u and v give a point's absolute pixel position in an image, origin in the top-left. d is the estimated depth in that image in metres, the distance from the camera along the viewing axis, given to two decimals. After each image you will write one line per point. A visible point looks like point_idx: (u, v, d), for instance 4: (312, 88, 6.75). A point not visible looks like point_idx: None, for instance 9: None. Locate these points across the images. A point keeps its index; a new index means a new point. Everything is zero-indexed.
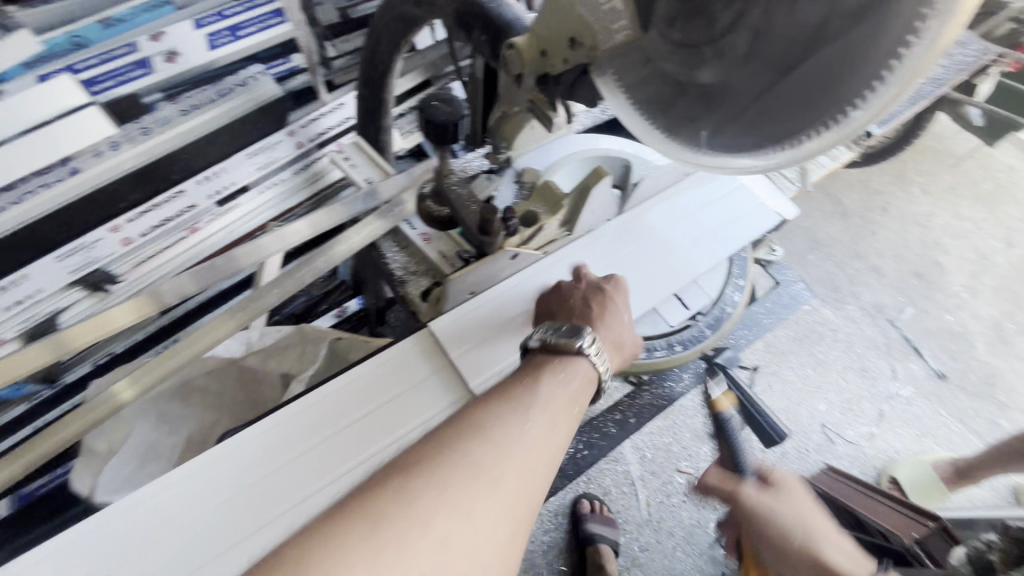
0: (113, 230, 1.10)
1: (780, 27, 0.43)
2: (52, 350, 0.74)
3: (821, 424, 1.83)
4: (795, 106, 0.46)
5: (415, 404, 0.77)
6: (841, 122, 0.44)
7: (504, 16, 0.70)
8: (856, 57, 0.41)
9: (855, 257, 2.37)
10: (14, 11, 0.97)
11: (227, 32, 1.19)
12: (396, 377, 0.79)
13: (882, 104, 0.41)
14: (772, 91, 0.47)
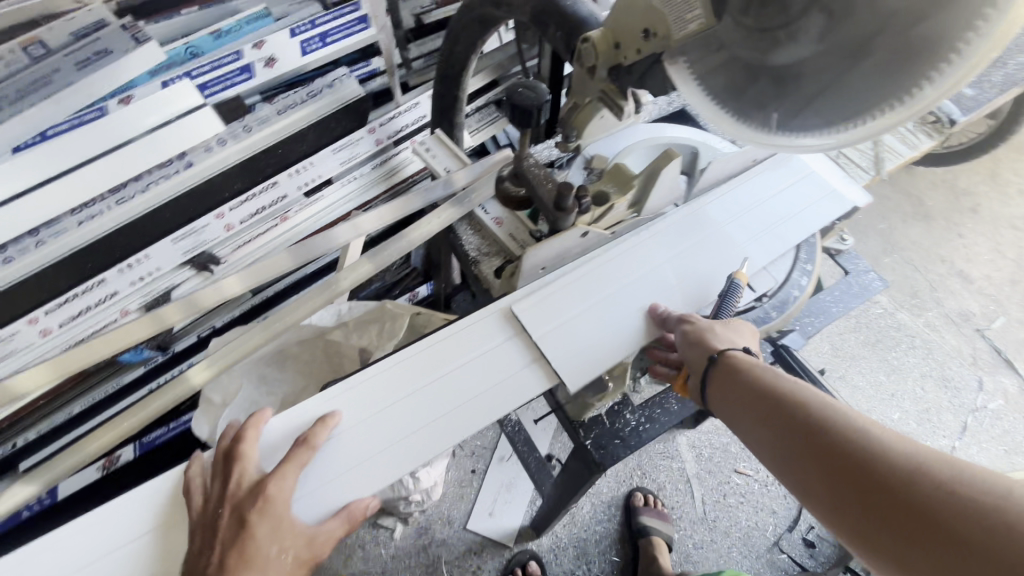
0: (218, 217, 1.25)
1: (854, 8, 0.46)
2: (187, 309, 0.89)
3: (893, 433, 1.74)
4: (869, 85, 0.49)
5: (494, 372, 0.77)
6: (915, 97, 0.47)
7: (578, 13, 0.75)
8: (929, 33, 0.44)
9: (938, 261, 2.22)
10: (143, 27, 1.21)
11: (317, 40, 1.33)
12: (470, 345, 0.78)
13: (958, 77, 0.44)
14: (845, 71, 0.50)
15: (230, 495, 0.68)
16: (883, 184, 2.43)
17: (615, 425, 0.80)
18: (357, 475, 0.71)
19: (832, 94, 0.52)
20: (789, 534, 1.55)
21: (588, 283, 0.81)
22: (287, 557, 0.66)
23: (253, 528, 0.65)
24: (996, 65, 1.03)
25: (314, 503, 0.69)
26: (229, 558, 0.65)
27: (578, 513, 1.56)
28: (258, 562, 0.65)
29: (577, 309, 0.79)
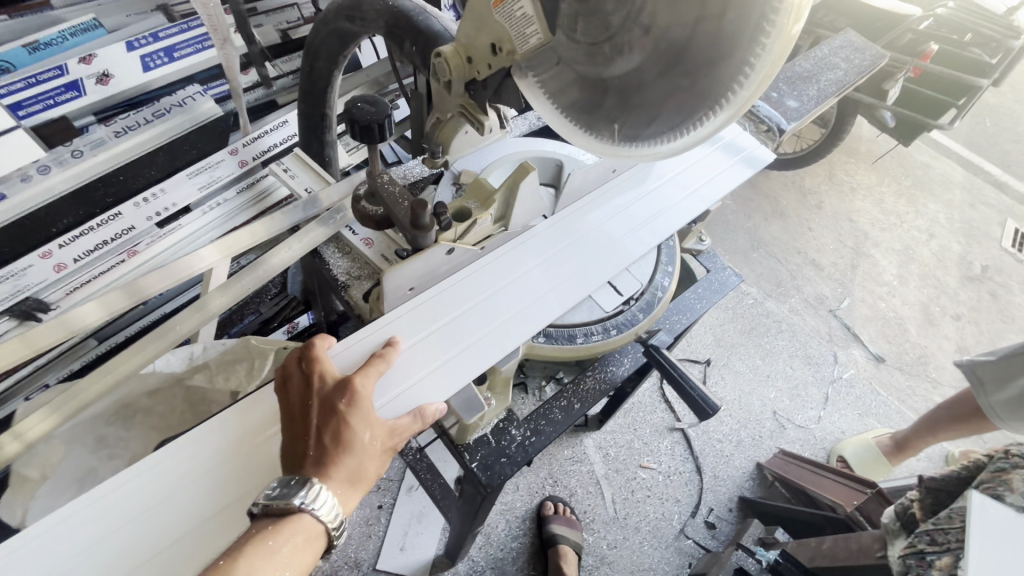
0: (43, 256, 1.04)
1: (664, 20, 0.48)
2: None
3: (772, 411, 1.92)
4: (690, 95, 0.51)
5: (499, 303, 0.77)
6: (726, 105, 0.48)
7: (432, 28, 0.74)
8: (728, 41, 0.45)
9: (795, 253, 2.51)
10: None
11: (162, 53, 1.22)
12: (472, 284, 0.77)
13: (756, 85, 0.45)
14: (667, 81, 0.52)
15: (316, 389, 0.64)
16: (746, 188, 2.73)
17: (501, 443, 0.76)
18: (415, 391, 0.69)
19: (663, 105, 0.54)
20: (692, 520, 1.64)
21: (471, 293, 0.77)
22: (376, 451, 0.62)
23: (347, 416, 0.61)
24: (812, 81, 1.18)
25: (395, 402, 0.68)
26: (323, 447, 0.60)
27: (494, 533, 1.53)
28: (356, 450, 0.61)
29: (467, 317, 0.75)
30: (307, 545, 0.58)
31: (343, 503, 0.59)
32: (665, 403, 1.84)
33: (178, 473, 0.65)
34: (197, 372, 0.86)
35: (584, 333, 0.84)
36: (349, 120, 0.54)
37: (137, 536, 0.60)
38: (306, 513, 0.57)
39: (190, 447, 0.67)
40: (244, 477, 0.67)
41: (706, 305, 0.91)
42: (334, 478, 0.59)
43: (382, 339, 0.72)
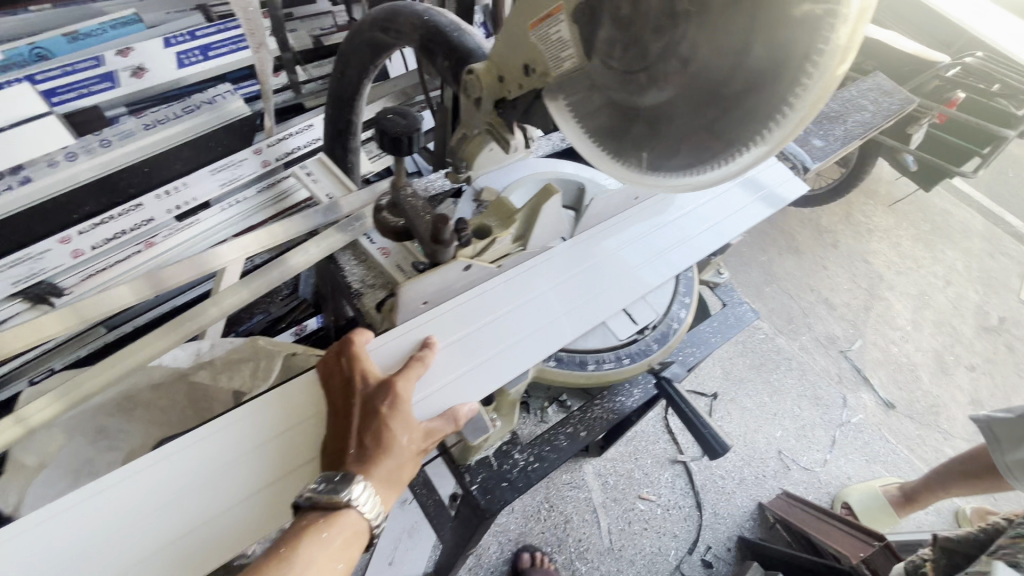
0: (62, 241, 1.05)
1: (704, 57, 0.46)
2: None
3: (777, 450, 1.88)
4: (722, 128, 0.50)
5: (522, 318, 0.78)
6: (762, 142, 0.47)
7: (465, 44, 0.75)
8: (768, 77, 0.44)
9: (808, 290, 2.48)
10: None
11: (198, 51, 1.24)
12: (493, 300, 0.78)
13: (796, 123, 0.44)
14: (701, 113, 0.50)
15: (357, 389, 0.66)
16: (762, 222, 2.72)
17: (502, 468, 0.72)
18: (435, 399, 0.70)
19: (691, 135, 0.52)
20: (688, 557, 1.60)
21: (489, 310, 0.77)
22: (412, 449, 0.64)
23: (387, 418, 0.63)
24: (839, 122, 1.18)
25: (425, 405, 0.69)
26: (365, 447, 0.62)
27: (485, 554, 1.51)
28: (395, 449, 0.63)
29: (484, 333, 0.76)
30: (351, 539, 0.60)
31: (383, 500, 0.62)
32: (669, 434, 1.80)
33: (204, 459, 0.66)
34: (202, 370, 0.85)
35: (595, 360, 0.84)
36: (381, 131, 0.53)
37: (164, 521, 0.61)
38: (352, 509, 0.60)
39: (220, 434, 0.68)
40: (272, 465, 0.68)
41: (723, 340, 0.88)
42: (376, 477, 0.61)
43: (418, 338, 0.74)
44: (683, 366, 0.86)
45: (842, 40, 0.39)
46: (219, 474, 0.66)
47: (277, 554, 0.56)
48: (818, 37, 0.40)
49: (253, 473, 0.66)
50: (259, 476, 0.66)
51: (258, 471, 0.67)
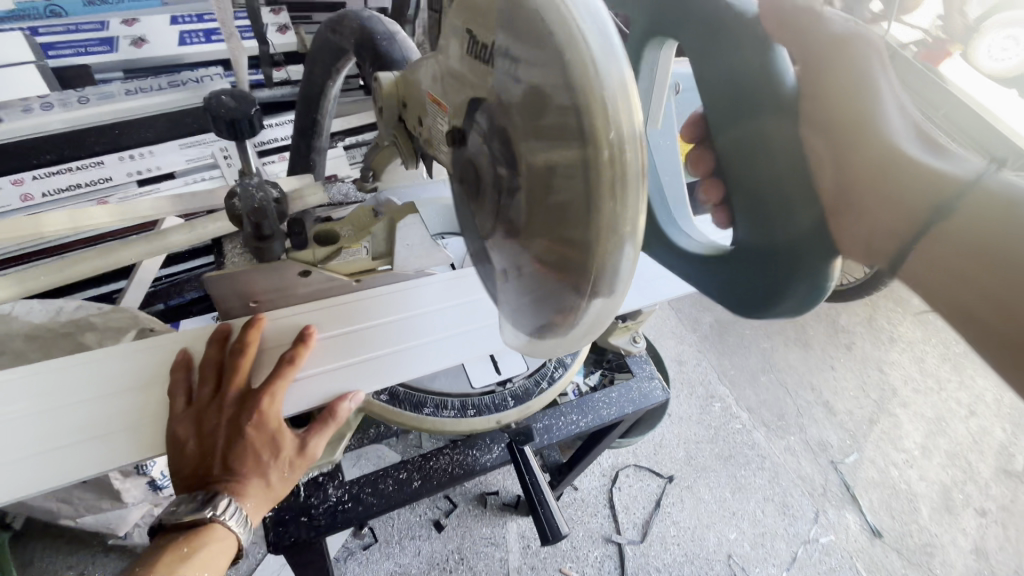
0: (15, 182, 1.10)
1: (534, 211, 0.45)
2: None
3: (727, 554, 1.70)
4: (558, 258, 0.43)
5: (434, 322, 0.65)
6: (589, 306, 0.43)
7: (391, 55, 0.74)
8: (573, 239, 0.40)
9: (807, 388, 2.30)
10: None
11: (202, 34, 1.27)
12: (397, 301, 0.65)
13: (613, 291, 0.40)
14: (543, 265, 0.47)
15: (225, 392, 0.53)
16: None
17: (308, 500, 0.64)
18: (307, 392, 0.57)
19: (545, 264, 0.46)
20: None
21: (388, 312, 0.64)
22: (286, 462, 0.53)
23: (253, 431, 0.51)
24: None
25: (302, 401, 0.56)
26: (229, 467, 0.51)
27: None
28: (265, 465, 0.52)
29: (377, 333, 0.62)
30: (224, 557, 0.50)
31: (257, 522, 0.51)
32: (610, 509, 1.71)
33: (28, 396, 0.58)
34: (77, 331, 0.82)
35: (434, 404, 0.70)
36: (212, 116, 0.51)
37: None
38: (217, 527, 0.49)
39: (59, 374, 0.60)
40: (104, 418, 0.58)
41: (606, 416, 0.79)
42: (246, 502, 0.50)
43: (298, 325, 0.60)
44: (546, 433, 0.76)
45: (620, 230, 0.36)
46: (43, 415, 0.57)
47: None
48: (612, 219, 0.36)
49: (75, 421, 0.57)
50: (84, 427, 0.57)
51: (84, 422, 0.58)
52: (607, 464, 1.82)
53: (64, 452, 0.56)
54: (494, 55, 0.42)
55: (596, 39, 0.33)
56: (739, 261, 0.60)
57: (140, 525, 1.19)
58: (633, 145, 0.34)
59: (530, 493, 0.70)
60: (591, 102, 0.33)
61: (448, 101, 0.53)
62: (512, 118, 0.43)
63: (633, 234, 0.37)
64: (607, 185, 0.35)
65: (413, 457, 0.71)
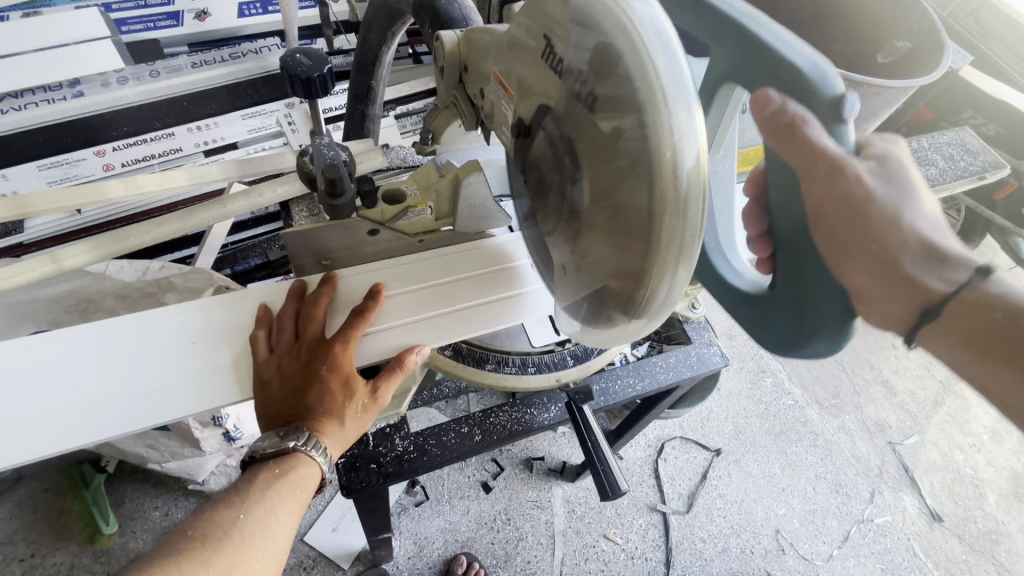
0: (97, 153, 1.16)
1: (590, 204, 0.44)
2: None
3: (774, 528, 1.69)
4: (608, 272, 0.45)
5: (488, 284, 0.65)
6: (650, 305, 0.42)
7: (451, 13, 0.73)
8: (632, 233, 0.39)
9: (866, 367, 2.17)
10: None
11: (259, 6, 1.29)
12: (457, 263, 0.66)
13: (673, 288, 0.40)
14: (596, 256, 0.46)
15: (303, 348, 0.56)
16: None
17: (376, 449, 0.66)
18: (376, 344, 0.60)
19: (594, 271, 0.47)
20: None
21: (451, 271, 0.65)
22: (359, 406, 0.55)
23: (328, 374, 0.54)
24: None
25: (369, 354, 0.59)
26: (309, 407, 0.54)
27: (427, 547, 1.47)
28: (339, 408, 0.54)
29: (440, 294, 0.64)
30: (303, 488, 0.54)
31: (338, 457, 0.55)
32: (655, 478, 1.71)
33: (126, 345, 0.58)
34: (161, 292, 0.88)
35: (496, 360, 0.70)
36: (288, 74, 0.53)
37: (105, 393, 0.55)
38: (302, 457, 0.53)
39: (152, 326, 0.59)
40: (167, 373, 0.57)
41: (664, 380, 0.78)
42: (325, 438, 0.53)
43: (366, 285, 0.63)
44: (603, 395, 0.77)
45: (679, 231, 0.36)
46: (114, 363, 0.57)
47: (225, 520, 0.49)
48: (677, 219, 0.36)
49: (140, 375, 0.56)
50: (153, 379, 0.56)
51: (149, 375, 0.57)
52: (652, 436, 1.81)
53: (129, 402, 0.55)
54: (561, 64, 0.42)
55: (666, 65, 0.34)
56: (774, 305, 0.52)
57: (216, 473, 1.29)
58: (695, 170, 0.35)
59: (589, 450, 0.70)
60: (659, 127, 0.34)
61: (515, 90, 0.52)
62: (575, 126, 0.43)
63: (688, 253, 0.38)
64: (667, 206, 0.36)
65: (473, 413, 0.71)
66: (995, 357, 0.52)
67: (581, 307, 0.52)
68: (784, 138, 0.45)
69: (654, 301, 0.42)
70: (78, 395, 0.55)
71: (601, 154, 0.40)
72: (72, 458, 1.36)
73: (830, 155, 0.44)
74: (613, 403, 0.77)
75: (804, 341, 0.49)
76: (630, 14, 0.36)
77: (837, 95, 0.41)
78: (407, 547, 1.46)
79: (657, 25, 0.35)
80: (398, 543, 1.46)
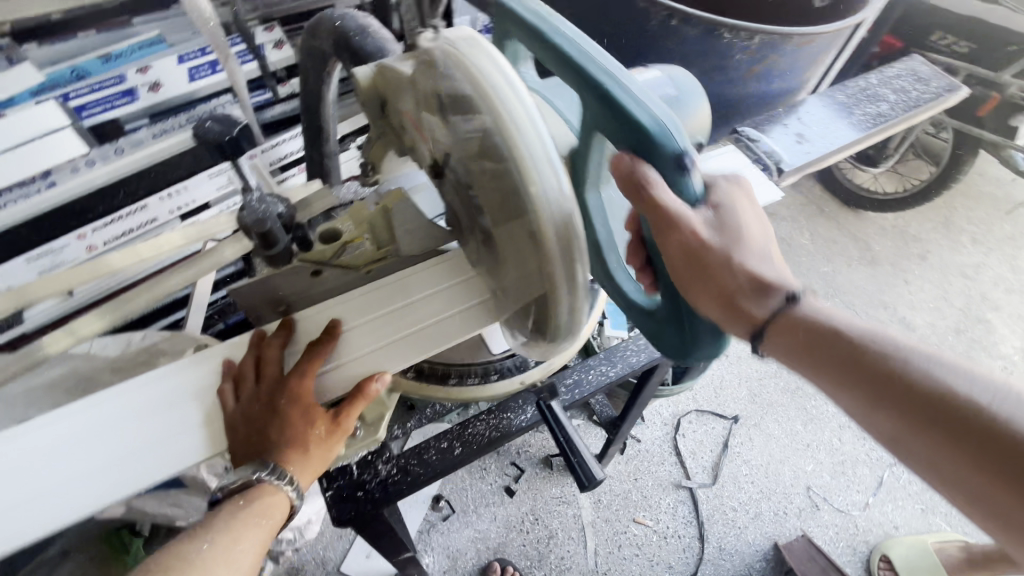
0: (79, 237, 1.24)
1: (497, 241, 0.54)
2: None
3: (805, 486, 1.67)
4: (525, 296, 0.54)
5: (443, 301, 0.64)
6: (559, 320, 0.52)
7: (367, 48, 0.75)
8: (531, 265, 0.49)
9: (880, 307, 2.11)
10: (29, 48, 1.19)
11: (209, 67, 1.32)
12: (409, 284, 0.65)
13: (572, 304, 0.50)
14: (512, 285, 0.56)
15: (262, 389, 0.58)
16: (826, 224, 2.36)
17: (361, 477, 0.68)
18: (336, 378, 0.61)
19: (515, 306, 0.58)
20: None
21: (403, 295, 0.65)
22: (322, 432, 0.59)
23: (289, 407, 0.57)
24: (848, 114, 1.02)
25: (330, 386, 0.61)
26: (274, 441, 0.57)
27: (460, 558, 1.49)
28: (303, 438, 0.58)
29: (393, 319, 0.64)
30: (270, 518, 0.57)
31: (304, 485, 0.58)
32: (677, 456, 1.70)
33: (107, 414, 0.62)
34: (150, 359, 0.91)
35: (458, 373, 0.73)
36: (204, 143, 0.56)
37: (93, 463, 0.59)
38: (266, 487, 0.56)
39: (133, 393, 0.63)
40: (150, 435, 0.61)
41: (636, 362, 0.80)
42: (289, 466, 0.57)
43: (320, 321, 0.64)
44: (575, 388, 0.78)
45: (562, 262, 0.47)
46: (99, 434, 0.61)
47: (190, 551, 0.54)
48: (560, 250, 0.46)
49: (122, 441, 0.60)
50: (135, 443, 0.60)
51: (132, 440, 0.60)
52: (668, 414, 1.79)
53: (113, 467, 0.59)
54: (449, 124, 0.52)
55: (526, 131, 0.44)
56: (659, 324, 0.59)
57: None
58: (564, 210, 0.45)
59: (564, 444, 0.72)
60: (530, 181, 0.44)
61: (421, 132, 0.60)
62: (470, 176, 0.53)
63: (578, 295, 0.49)
64: (550, 241, 0.46)
65: (451, 427, 0.73)
66: (854, 394, 0.54)
67: (514, 330, 0.63)
68: (636, 197, 0.49)
69: (561, 331, 0.53)
70: (66, 468, 0.59)
71: (495, 201, 0.50)
72: (108, 523, 1.42)
73: (670, 207, 0.48)
74: (588, 393, 0.79)
75: (688, 354, 0.56)
76: (490, 85, 0.45)
77: (682, 155, 0.46)
78: (440, 562, 1.49)
79: (511, 95, 0.45)
80: (431, 559, 1.49)
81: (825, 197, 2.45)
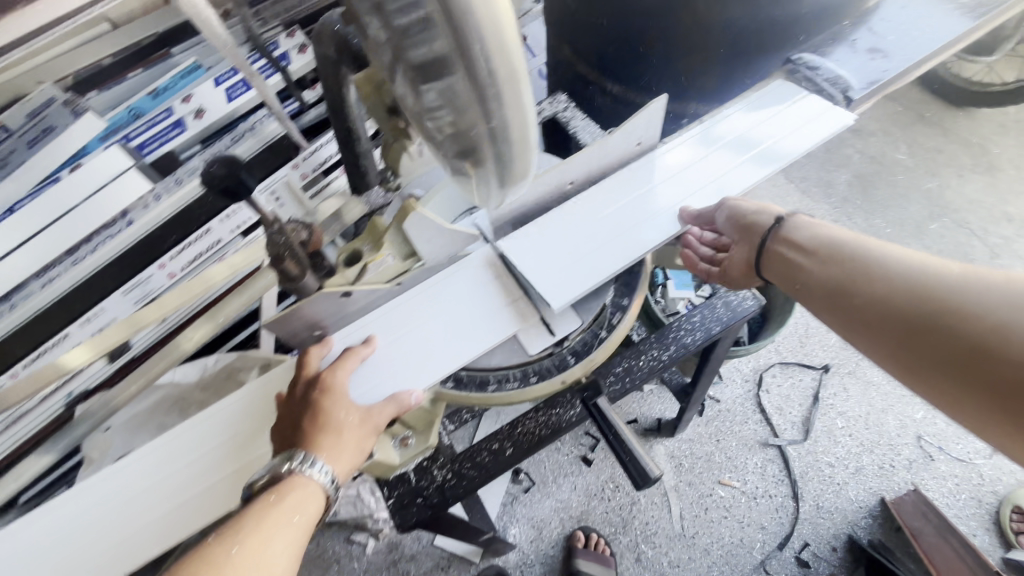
0: (160, 267, 1.36)
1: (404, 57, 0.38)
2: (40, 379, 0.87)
3: (915, 435, 1.52)
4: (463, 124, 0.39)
5: (469, 310, 0.68)
6: (504, 124, 0.36)
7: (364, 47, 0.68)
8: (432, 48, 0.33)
9: (1004, 223, 1.82)
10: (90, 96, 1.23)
11: (242, 84, 1.34)
12: (435, 298, 0.69)
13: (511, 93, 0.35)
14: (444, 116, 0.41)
15: (298, 390, 0.63)
16: (926, 131, 2.03)
17: (419, 483, 0.70)
18: (376, 390, 0.65)
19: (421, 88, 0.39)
20: (778, 553, 1.42)
21: (431, 307, 0.68)
22: (354, 418, 0.61)
23: (320, 398, 0.61)
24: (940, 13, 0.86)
25: (367, 391, 0.65)
26: (308, 433, 0.60)
27: (545, 528, 1.53)
28: (335, 427, 0.60)
29: (423, 331, 0.67)
30: (303, 509, 0.58)
31: (337, 474, 0.60)
32: (761, 413, 1.60)
33: (190, 448, 0.74)
34: (229, 378, 0.98)
35: (497, 379, 0.71)
36: (214, 186, 0.55)
37: (188, 489, 0.72)
38: (299, 477, 0.58)
39: (203, 427, 0.75)
40: (224, 461, 0.73)
41: (691, 341, 0.76)
42: (321, 454, 0.59)
43: (350, 338, 0.67)
44: (625, 376, 0.75)
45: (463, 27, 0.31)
46: (184, 465, 0.73)
47: (220, 555, 0.53)
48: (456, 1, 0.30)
49: (204, 469, 0.73)
50: (214, 469, 0.73)
51: (211, 468, 0.73)
52: (748, 369, 1.67)
53: (202, 491, 0.72)
54: None
55: None
56: None
57: (343, 503, 1.46)
58: None
59: (613, 444, 0.69)
60: None
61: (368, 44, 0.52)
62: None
63: None
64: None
65: (500, 429, 0.72)
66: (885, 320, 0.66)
67: (451, 130, 0.39)
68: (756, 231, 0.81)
69: (460, 6, 0.30)
70: (168, 494, 0.72)
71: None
72: None
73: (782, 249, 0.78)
74: (641, 381, 0.75)
75: None
76: None
77: None
78: (527, 532, 1.53)
79: None
80: (517, 530, 1.53)
81: (924, 99, 2.09)
